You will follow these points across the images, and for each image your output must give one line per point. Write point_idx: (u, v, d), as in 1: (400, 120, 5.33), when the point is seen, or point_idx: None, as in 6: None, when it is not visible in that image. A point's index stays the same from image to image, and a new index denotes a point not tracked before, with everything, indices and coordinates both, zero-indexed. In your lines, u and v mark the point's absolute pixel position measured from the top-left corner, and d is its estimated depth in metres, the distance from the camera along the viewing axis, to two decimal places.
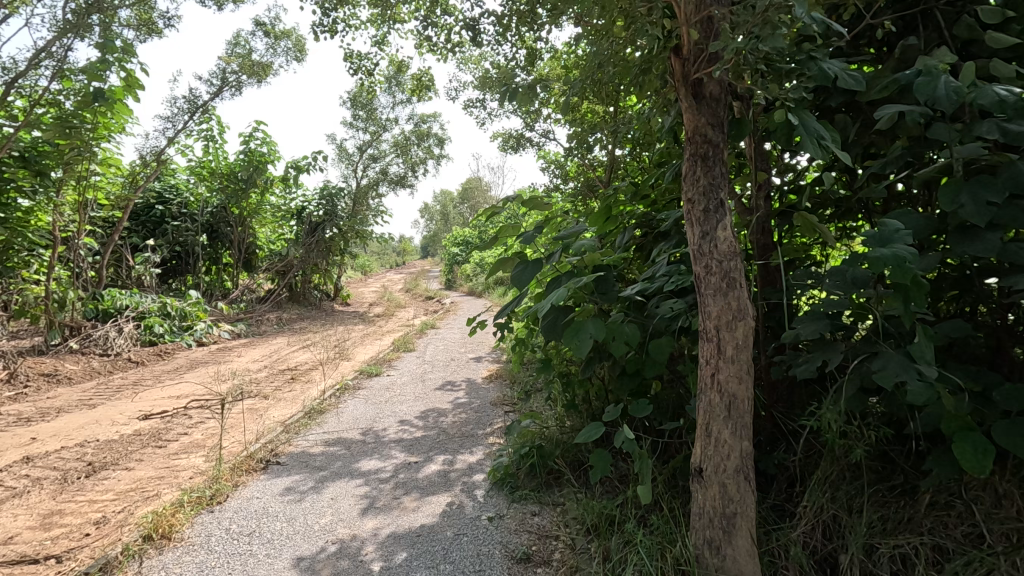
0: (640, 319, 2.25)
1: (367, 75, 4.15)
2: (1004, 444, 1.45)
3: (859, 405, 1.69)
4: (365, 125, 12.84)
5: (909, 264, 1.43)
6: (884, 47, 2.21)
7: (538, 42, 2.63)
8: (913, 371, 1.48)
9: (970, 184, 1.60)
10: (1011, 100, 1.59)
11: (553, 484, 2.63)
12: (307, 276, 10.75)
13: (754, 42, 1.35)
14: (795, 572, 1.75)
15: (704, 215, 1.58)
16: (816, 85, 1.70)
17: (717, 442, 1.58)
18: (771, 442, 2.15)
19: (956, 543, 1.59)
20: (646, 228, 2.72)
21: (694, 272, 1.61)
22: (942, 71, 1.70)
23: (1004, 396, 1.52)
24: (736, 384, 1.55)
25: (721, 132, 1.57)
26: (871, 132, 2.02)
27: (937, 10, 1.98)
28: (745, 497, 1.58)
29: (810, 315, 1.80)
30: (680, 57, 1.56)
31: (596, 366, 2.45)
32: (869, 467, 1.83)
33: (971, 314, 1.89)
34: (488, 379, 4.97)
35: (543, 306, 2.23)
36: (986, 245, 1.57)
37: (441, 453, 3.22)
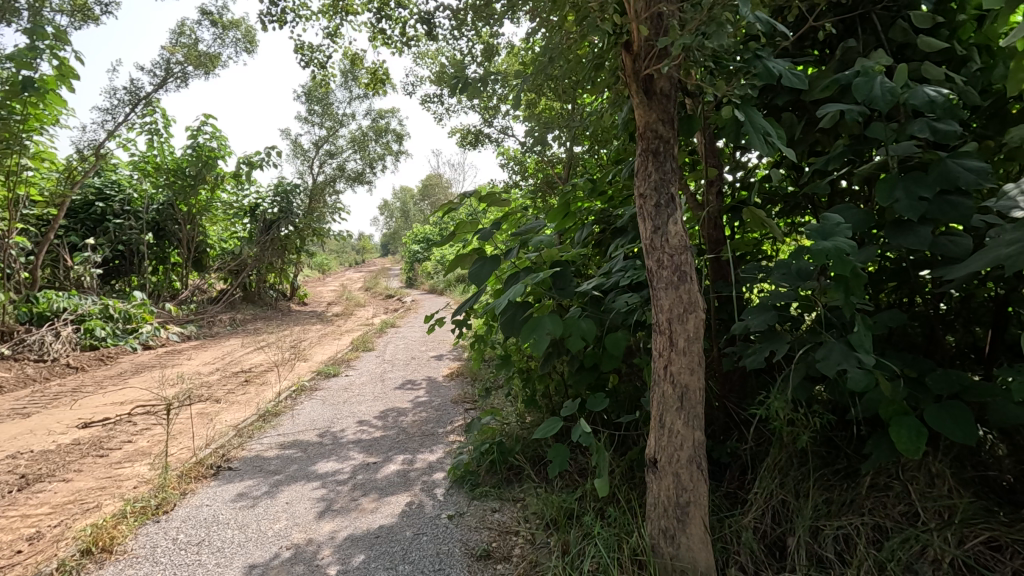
0: (597, 314, 2.27)
1: (320, 68, 4.04)
2: (936, 427, 1.53)
3: (805, 394, 1.75)
4: (321, 120, 12.55)
5: (849, 257, 1.49)
6: (825, 49, 2.30)
7: (494, 38, 2.62)
8: (853, 360, 1.54)
9: (904, 180, 1.68)
10: (940, 101, 1.68)
11: (513, 480, 2.63)
12: (261, 275, 10.42)
13: (702, 39, 1.37)
14: (747, 557, 1.79)
15: (655, 210, 1.60)
16: (762, 82, 1.74)
17: (671, 433, 1.61)
18: (724, 431, 2.22)
19: (894, 522, 1.67)
20: (604, 224, 2.75)
21: (647, 266, 1.64)
22: (878, 72, 1.78)
23: (936, 380, 1.61)
24: (688, 375, 1.58)
25: (671, 128, 1.60)
26: (816, 130, 2.10)
27: (874, 15, 2.07)
28: (698, 486, 1.61)
29: (758, 308, 1.85)
30: (630, 52, 1.57)
31: (554, 362, 2.47)
32: (815, 452, 1.91)
33: (908, 304, 2.00)
34: (449, 376, 4.94)
35: (501, 302, 2.22)
36: (918, 237, 1.65)
37: (401, 453, 3.17)
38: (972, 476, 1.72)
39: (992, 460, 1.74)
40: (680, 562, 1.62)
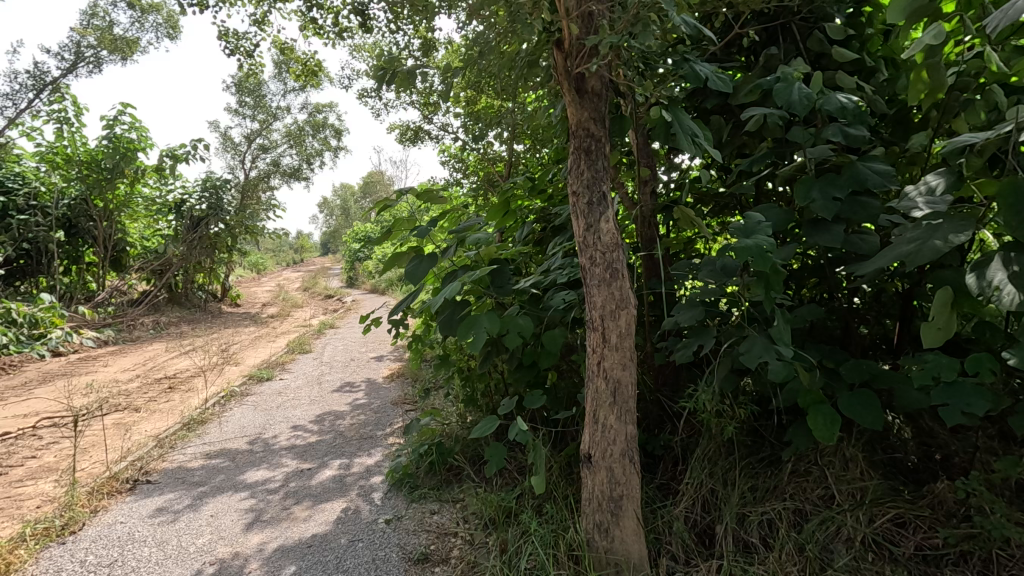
0: (535, 312, 2.28)
1: (247, 57, 3.83)
2: (848, 414, 1.63)
3: (731, 386, 1.82)
4: (252, 112, 11.99)
5: (768, 254, 1.55)
6: (751, 56, 2.40)
7: (431, 32, 2.56)
8: (774, 353, 1.61)
9: (819, 182, 1.78)
10: (851, 107, 1.78)
11: (453, 481, 2.60)
12: (189, 276, 9.85)
13: (628, 39, 1.40)
14: (678, 547, 1.83)
15: (588, 208, 1.61)
16: (690, 84, 1.80)
17: (604, 428, 1.63)
18: (658, 425, 2.27)
19: (812, 505, 1.77)
20: (544, 222, 2.77)
21: (580, 263, 1.65)
22: (796, 79, 1.87)
23: (849, 370, 1.71)
24: (620, 370, 1.61)
25: (602, 127, 1.62)
26: (742, 133, 2.19)
27: (794, 24, 2.18)
28: (630, 480, 1.65)
29: (688, 304, 1.90)
30: (561, 50, 1.58)
31: (493, 360, 2.45)
32: (742, 442, 1.99)
33: (825, 299, 2.12)
34: (390, 377, 4.83)
35: (437, 300, 2.18)
36: (832, 236, 1.75)
37: (337, 458, 3.07)
38: (881, 458, 1.88)
39: (899, 443, 1.90)
40: (615, 555, 1.64)
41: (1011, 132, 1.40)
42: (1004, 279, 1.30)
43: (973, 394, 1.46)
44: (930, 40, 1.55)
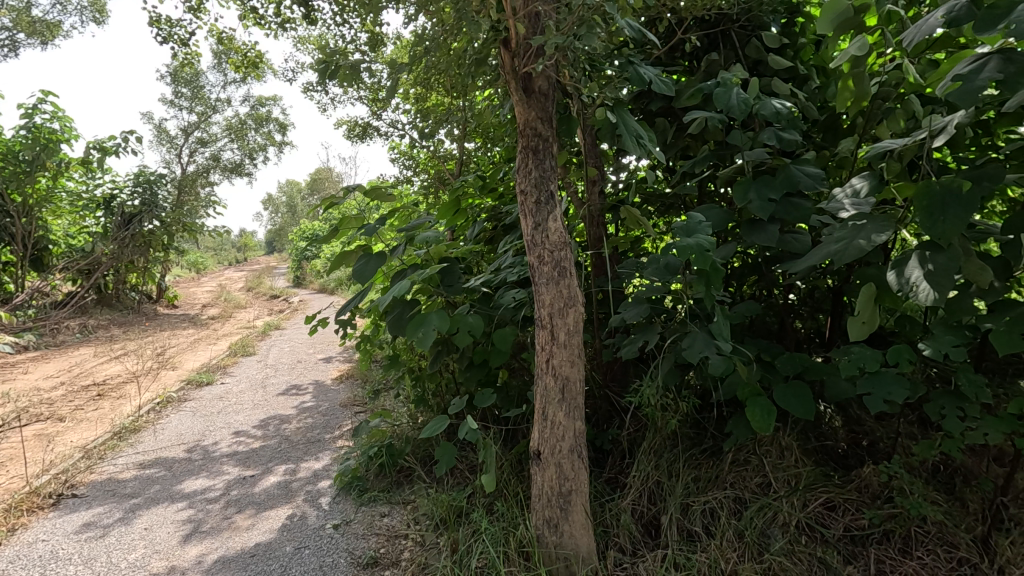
0: (485, 311, 2.28)
1: (182, 46, 3.64)
2: (782, 405, 1.72)
3: (675, 380, 1.88)
4: (190, 104, 11.43)
5: (709, 253, 1.61)
6: (693, 61, 2.48)
7: (378, 27, 2.52)
8: (714, 347, 1.68)
9: (756, 183, 1.86)
10: (785, 113, 1.87)
11: (403, 483, 2.57)
12: (120, 276, 9.30)
13: (573, 40, 1.41)
14: (626, 539, 1.85)
15: (536, 206, 1.62)
16: (635, 87, 1.84)
17: (553, 425, 1.65)
18: (606, 420, 2.32)
19: (751, 493, 1.85)
20: (495, 221, 2.78)
21: (529, 262, 1.66)
22: (734, 84, 1.95)
23: (784, 363, 1.79)
24: (569, 367, 1.63)
25: (549, 127, 1.63)
26: (685, 135, 2.26)
27: (733, 31, 2.27)
28: (579, 475, 1.67)
29: (634, 301, 1.95)
30: (508, 49, 1.58)
31: (444, 359, 2.44)
32: (685, 434, 2.05)
33: (763, 296, 2.21)
34: (339, 378, 4.72)
35: (385, 300, 2.15)
36: (768, 236, 1.83)
37: (282, 463, 2.97)
38: (814, 446, 1.98)
39: (830, 431, 2.02)
40: (564, 550, 1.67)
41: (925, 140, 1.51)
42: (920, 277, 1.40)
43: (894, 383, 1.57)
44: (855, 52, 1.65)
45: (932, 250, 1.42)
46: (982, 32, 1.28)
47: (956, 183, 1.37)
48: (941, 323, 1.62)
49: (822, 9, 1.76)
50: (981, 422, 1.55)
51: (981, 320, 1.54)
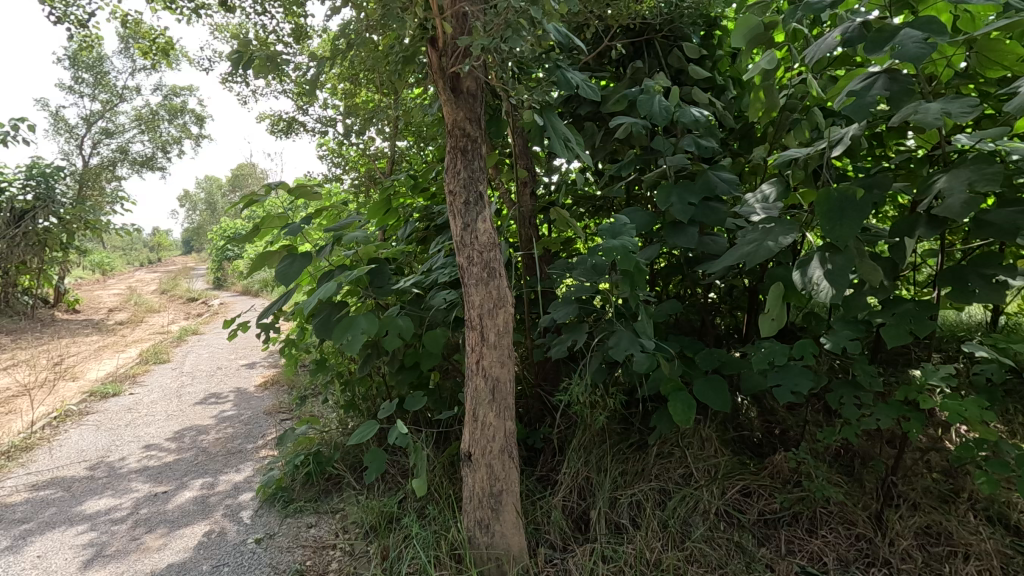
0: (416, 312, 2.25)
1: (80, 27, 3.33)
2: (702, 399, 1.81)
3: (602, 378, 1.93)
4: (92, 91, 10.52)
5: (633, 254, 1.66)
6: (620, 67, 2.56)
7: (303, 18, 2.42)
8: (639, 345, 1.74)
9: (677, 187, 1.94)
10: (703, 121, 1.97)
11: (332, 491, 2.49)
12: (9, 278, 8.41)
13: (499, 42, 1.42)
14: (556, 535, 1.88)
15: (465, 207, 1.62)
16: (563, 90, 1.87)
17: (483, 426, 1.65)
18: (539, 418, 2.35)
19: (675, 484, 1.93)
20: (428, 221, 2.75)
21: (458, 263, 1.65)
22: (657, 91, 2.03)
23: (704, 358, 1.89)
24: (499, 367, 1.64)
25: (478, 127, 1.63)
26: (612, 140, 2.33)
27: (656, 40, 2.37)
28: (509, 474, 1.68)
29: (563, 301, 1.99)
30: (435, 48, 1.56)
31: (374, 363, 2.38)
32: (613, 429, 2.12)
33: (685, 295, 2.32)
34: (262, 385, 4.47)
35: (310, 302, 2.06)
36: (688, 237, 1.92)
37: (199, 477, 2.79)
38: (733, 436, 2.11)
39: (746, 421, 2.15)
40: (495, 550, 1.67)
41: (825, 149, 1.63)
42: (821, 276, 1.52)
43: (799, 375, 1.69)
44: (765, 65, 1.76)
45: (831, 251, 1.54)
46: (872, 52, 1.40)
47: (851, 189, 1.49)
48: (841, 318, 1.76)
49: (736, 24, 1.88)
50: (875, 409, 1.70)
51: (874, 315, 1.69)
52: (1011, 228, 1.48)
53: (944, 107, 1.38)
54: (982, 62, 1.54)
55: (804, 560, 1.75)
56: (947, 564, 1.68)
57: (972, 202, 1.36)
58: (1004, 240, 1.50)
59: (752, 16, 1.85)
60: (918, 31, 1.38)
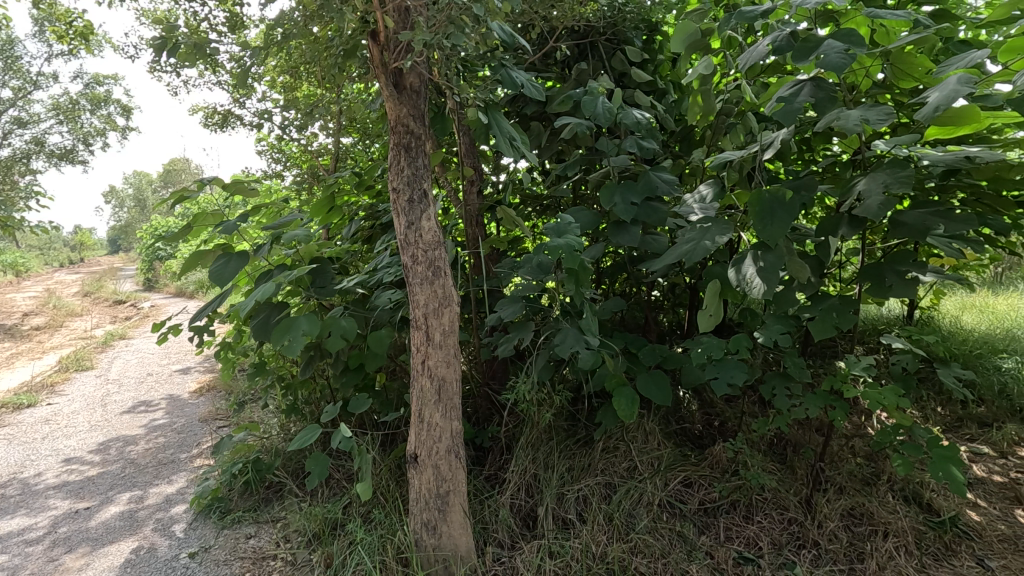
0: (361, 313, 2.19)
1: None
2: (645, 394, 1.86)
3: (549, 375, 1.95)
4: (2, 77, 9.70)
5: (577, 252, 1.69)
6: (565, 68, 2.59)
7: (237, 6, 2.31)
8: (583, 342, 1.77)
9: (620, 187, 1.98)
10: (644, 123, 2.02)
11: (272, 499, 2.39)
12: None
13: (442, 38, 1.40)
14: (504, 533, 1.88)
15: (409, 205, 1.59)
16: (508, 89, 1.87)
17: (430, 427, 1.64)
18: (487, 417, 2.34)
19: (620, 477, 1.97)
20: (373, 219, 2.69)
21: (402, 262, 1.63)
22: (600, 93, 2.06)
23: (647, 354, 1.94)
24: (445, 367, 1.63)
25: (422, 124, 1.60)
26: (558, 140, 2.36)
27: (600, 43, 2.41)
28: (456, 475, 1.67)
29: (510, 299, 1.99)
30: (376, 42, 1.52)
31: (317, 365, 2.30)
32: (560, 426, 2.14)
33: (629, 293, 2.38)
34: (197, 392, 4.24)
35: (247, 303, 1.98)
36: (631, 236, 1.96)
37: (125, 491, 2.62)
38: (675, 429, 2.18)
39: (688, 414, 2.23)
40: (442, 551, 1.66)
41: (757, 152, 1.71)
42: (754, 273, 1.59)
43: (735, 368, 1.76)
44: (702, 70, 1.82)
45: (763, 250, 1.61)
46: (799, 61, 1.47)
47: (781, 191, 1.56)
48: (773, 314, 1.85)
49: (674, 30, 1.94)
50: (804, 399, 1.79)
51: (802, 310, 1.79)
52: (922, 227, 1.59)
53: (863, 114, 1.47)
54: (897, 74, 1.66)
55: (741, 545, 1.83)
56: (869, 542, 1.80)
57: (887, 203, 1.46)
58: (915, 239, 1.61)
59: (690, 23, 1.91)
60: (839, 42, 1.46)
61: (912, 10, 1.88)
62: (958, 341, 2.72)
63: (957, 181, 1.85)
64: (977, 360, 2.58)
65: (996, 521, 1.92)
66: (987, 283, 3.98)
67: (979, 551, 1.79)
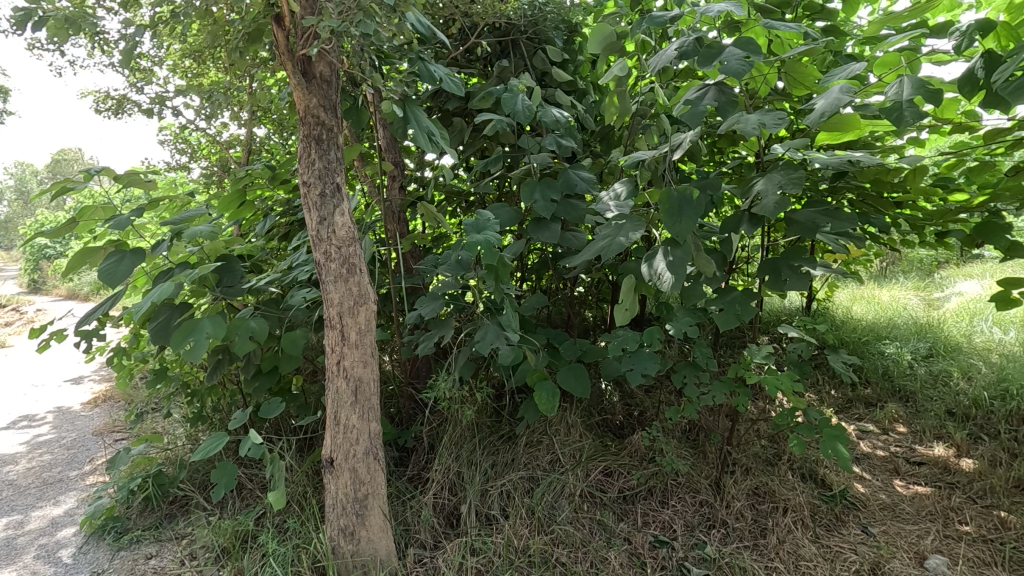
0: (274, 313, 2.08)
1: None
2: (565, 387, 1.89)
3: (470, 372, 1.94)
4: None
5: (496, 248, 1.68)
6: (487, 65, 2.59)
7: None
8: (503, 338, 1.77)
9: (540, 184, 2.00)
10: (563, 121, 2.05)
11: (177, 514, 2.23)
12: None
13: (351, 26, 1.35)
14: (427, 534, 1.85)
15: (320, 199, 1.52)
16: (425, 83, 1.83)
17: (346, 429, 1.58)
18: (411, 417, 2.30)
19: (543, 470, 2.00)
20: (288, 215, 2.56)
21: (314, 258, 1.56)
22: (520, 90, 2.07)
23: (567, 348, 1.98)
24: (361, 367, 1.58)
25: (333, 115, 1.54)
26: (480, 136, 2.35)
27: (521, 41, 2.42)
28: (375, 477, 1.63)
29: (430, 297, 1.96)
30: (281, 27, 1.44)
31: (225, 370, 2.16)
32: (484, 423, 2.14)
33: (552, 289, 2.42)
34: (90, 403, 3.87)
35: (142, 305, 1.82)
36: (550, 233, 1.99)
37: (2, 516, 2.34)
38: (596, 420, 2.24)
39: (609, 405, 2.30)
40: (361, 557, 1.61)
41: (668, 153, 1.78)
42: (665, 268, 1.65)
43: (648, 360, 1.83)
44: (617, 72, 1.88)
45: (673, 245, 1.68)
46: (703, 66, 1.55)
47: (688, 190, 1.63)
48: (683, 307, 1.95)
49: (591, 31, 1.98)
50: (711, 387, 1.89)
51: (710, 303, 1.89)
52: (812, 225, 1.72)
53: (761, 118, 1.56)
54: (792, 82, 1.78)
55: (657, 529, 1.91)
56: (771, 518, 1.94)
57: (782, 202, 1.56)
58: (807, 236, 1.74)
59: (605, 25, 1.95)
60: (739, 50, 1.55)
61: (806, 24, 2.02)
62: (849, 330, 3.00)
63: (845, 183, 2.02)
64: (865, 346, 2.86)
65: (878, 491, 2.12)
66: (873, 277, 4.41)
67: (864, 519, 1.97)
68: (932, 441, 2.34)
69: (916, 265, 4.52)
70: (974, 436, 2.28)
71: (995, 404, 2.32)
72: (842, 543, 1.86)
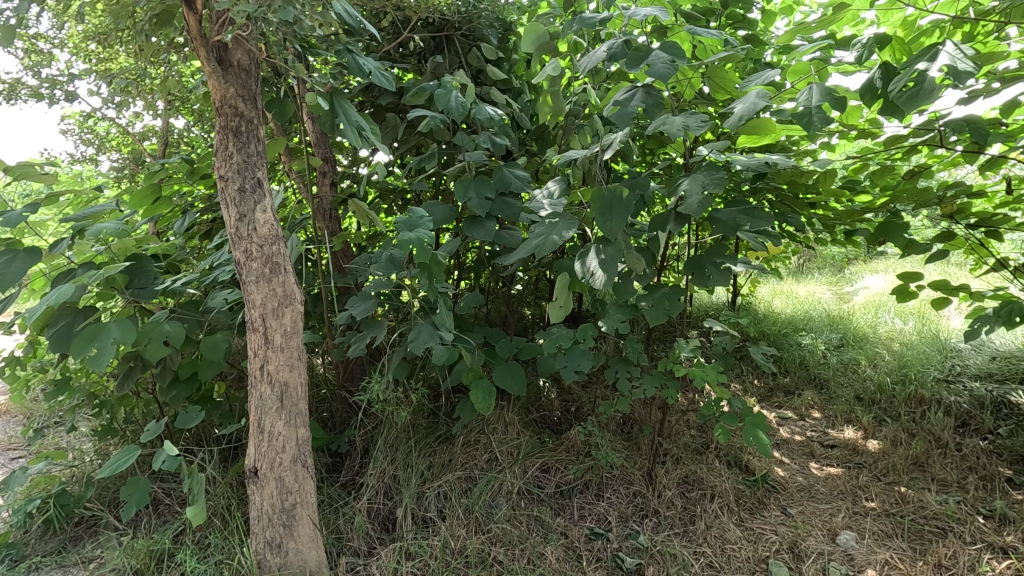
0: (193, 316, 1.95)
1: None
2: (501, 386, 1.88)
3: (404, 373, 1.90)
4: None
5: (429, 247, 1.64)
6: (421, 61, 2.54)
7: None
8: (437, 338, 1.74)
9: (474, 182, 1.98)
10: (497, 119, 2.04)
11: (85, 535, 2.05)
12: None
13: (270, 12, 1.28)
14: (360, 540, 1.80)
15: (240, 195, 1.44)
16: (354, 74, 1.71)
17: (271, 437, 1.51)
18: (344, 420, 2.23)
19: (480, 469, 1.99)
20: (210, 212, 2.41)
21: (233, 258, 1.47)
22: (453, 86, 2.04)
23: (503, 346, 1.98)
24: (287, 372, 1.51)
25: (253, 106, 1.46)
26: (414, 133, 2.30)
27: (455, 38, 2.39)
28: (304, 485, 1.56)
29: (362, 296, 1.90)
30: (194, 11, 1.34)
31: (138, 378, 2.00)
32: (420, 424, 2.10)
33: (488, 287, 2.41)
34: None
35: (36, 308, 1.65)
36: (485, 231, 1.97)
37: None
38: (533, 417, 2.26)
39: (546, 402, 2.32)
40: (288, 569, 1.54)
41: (598, 152, 1.81)
42: (596, 266, 1.68)
43: (581, 356, 1.86)
44: (549, 71, 1.89)
45: (604, 244, 1.71)
46: (631, 68, 1.58)
47: (618, 190, 1.66)
48: (615, 304, 1.99)
49: (524, 30, 1.98)
50: (642, 380, 1.94)
51: (640, 300, 1.94)
52: (733, 224, 1.80)
53: (685, 120, 1.62)
54: (714, 86, 1.85)
55: (592, 522, 1.95)
56: (699, 504, 2.02)
57: (705, 202, 1.63)
58: (729, 234, 1.82)
59: (538, 25, 1.96)
60: (665, 53, 1.59)
61: (729, 32, 2.11)
62: (770, 322, 3.19)
63: (765, 183, 2.13)
64: (784, 337, 3.05)
65: (796, 474, 2.26)
66: (791, 273, 4.71)
67: (783, 501, 2.09)
68: (843, 424, 2.52)
69: (830, 261, 4.85)
70: (879, 419, 2.45)
71: (897, 388, 2.50)
72: (763, 525, 1.96)
